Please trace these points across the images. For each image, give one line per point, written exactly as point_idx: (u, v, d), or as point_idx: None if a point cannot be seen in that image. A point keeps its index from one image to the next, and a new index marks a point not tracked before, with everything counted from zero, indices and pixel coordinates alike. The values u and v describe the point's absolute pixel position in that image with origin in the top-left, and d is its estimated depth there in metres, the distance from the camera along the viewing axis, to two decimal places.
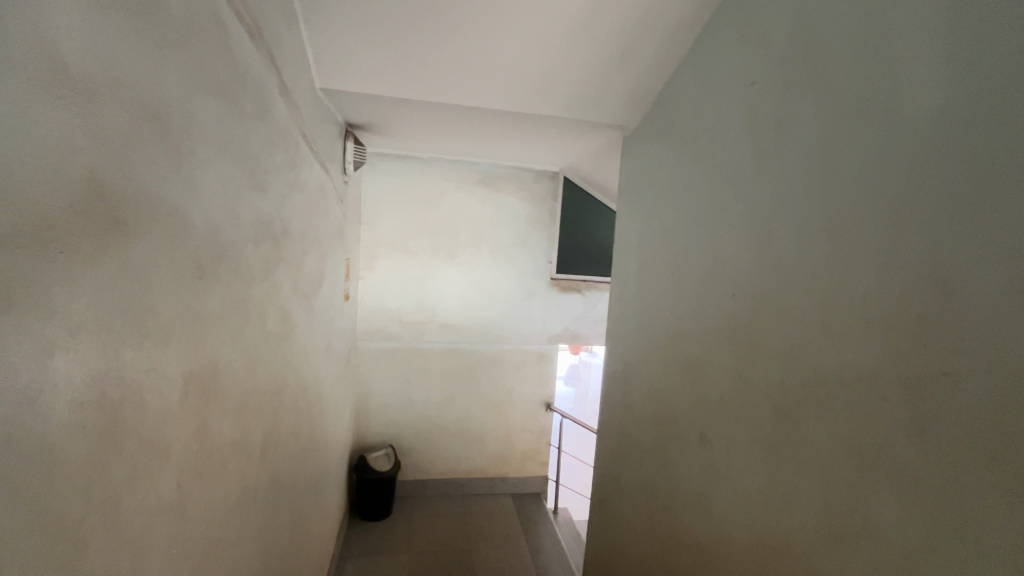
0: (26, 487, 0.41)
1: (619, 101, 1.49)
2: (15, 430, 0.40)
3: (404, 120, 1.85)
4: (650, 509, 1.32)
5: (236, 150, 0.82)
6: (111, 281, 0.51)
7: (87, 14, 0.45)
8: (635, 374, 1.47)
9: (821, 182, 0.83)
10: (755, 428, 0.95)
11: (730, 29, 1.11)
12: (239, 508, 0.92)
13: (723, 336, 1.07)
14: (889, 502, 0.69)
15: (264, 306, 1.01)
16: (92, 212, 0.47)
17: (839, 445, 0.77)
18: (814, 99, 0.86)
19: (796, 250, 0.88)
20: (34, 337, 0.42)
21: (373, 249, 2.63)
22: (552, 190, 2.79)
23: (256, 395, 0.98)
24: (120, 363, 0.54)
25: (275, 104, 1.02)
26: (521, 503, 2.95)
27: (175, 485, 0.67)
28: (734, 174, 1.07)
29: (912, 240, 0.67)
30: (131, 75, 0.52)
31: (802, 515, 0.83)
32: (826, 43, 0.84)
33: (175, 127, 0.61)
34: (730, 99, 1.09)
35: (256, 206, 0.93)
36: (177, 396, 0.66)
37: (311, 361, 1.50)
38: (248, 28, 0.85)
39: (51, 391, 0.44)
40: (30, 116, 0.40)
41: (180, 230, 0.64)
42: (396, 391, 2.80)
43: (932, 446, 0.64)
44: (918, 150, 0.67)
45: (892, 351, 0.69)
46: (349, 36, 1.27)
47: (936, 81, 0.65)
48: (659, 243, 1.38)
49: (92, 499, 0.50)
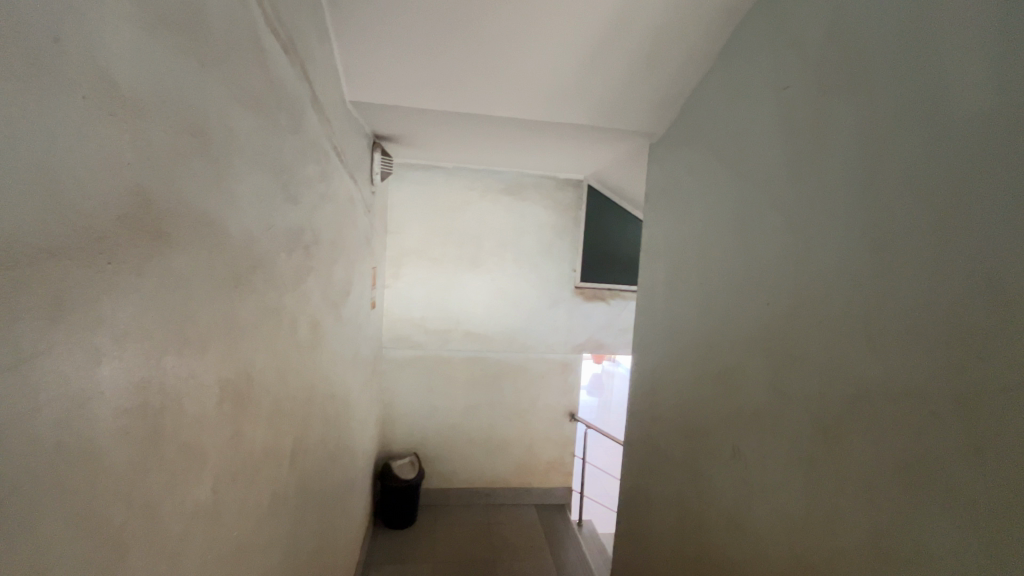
0: (71, 492, 0.42)
1: (646, 108, 1.48)
2: (62, 436, 0.41)
3: (430, 130, 1.87)
4: (680, 525, 1.29)
5: (271, 161, 0.83)
6: (154, 291, 0.52)
7: (135, 34, 0.47)
8: (663, 384, 1.44)
9: (863, 189, 0.80)
10: (793, 443, 0.92)
11: (762, 33, 1.09)
12: (270, 514, 0.93)
13: (758, 346, 1.04)
14: (940, 524, 0.65)
15: (296, 314, 1.03)
16: (137, 223, 0.49)
17: (886, 463, 0.73)
18: (853, 103, 0.83)
19: (836, 259, 0.85)
20: (84, 345, 0.43)
21: (399, 258, 2.67)
22: (576, 199, 2.78)
23: (287, 402, 1.00)
24: (160, 370, 0.55)
25: (307, 117, 1.04)
26: (545, 515, 2.91)
27: (210, 491, 0.68)
28: (768, 180, 1.04)
29: (964, 248, 0.64)
30: (175, 92, 0.54)
31: (845, 536, 0.80)
32: (866, 45, 0.81)
33: (215, 140, 0.63)
34: (763, 103, 1.07)
35: (289, 217, 0.95)
36: (213, 402, 0.68)
37: (339, 368, 1.52)
38: (284, 44, 0.87)
39: (97, 398, 0.45)
40: (84, 132, 0.41)
41: (218, 241, 0.66)
42: (420, 399, 2.81)
43: (990, 467, 0.60)
44: (969, 155, 0.64)
45: (943, 365, 0.66)
46: (378, 50, 1.30)
47: (988, 82, 0.62)
48: (689, 251, 1.35)
49: (134, 504, 0.51)
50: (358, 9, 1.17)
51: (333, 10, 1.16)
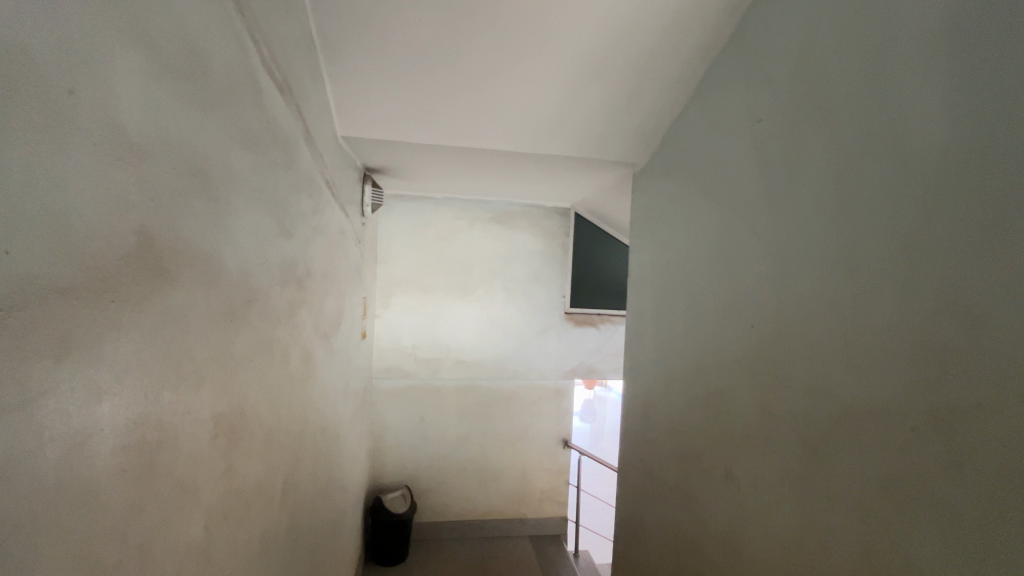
0: (70, 530, 0.42)
1: (628, 140, 1.54)
2: (64, 474, 0.42)
3: (419, 163, 1.92)
4: (676, 552, 1.27)
5: (266, 197, 0.85)
6: (153, 327, 0.53)
7: (143, 84, 0.49)
8: (654, 408, 1.45)
9: (836, 215, 0.84)
10: (783, 463, 0.93)
11: (735, 69, 1.15)
12: (261, 552, 0.90)
13: (745, 367, 1.06)
14: (928, 538, 0.67)
15: (288, 346, 1.03)
16: (140, 262, 0.50)
17: (872, 480, 0.75)
18: (822, 136, 0.89)
19: (815, 282, 0.88)
20: (86, 382, 0.44)
21: (389, 288, 2.68)
22: (563, 227, 2.84)
23: (278, 436, 0.99)
24: (158, 407, 0.55)
25: (301, 154, 1.08)
26: (541, 547, 2.84)
27: (202, 528, 0.67)
28: (746, 206, 1.09)
29: (932, 271, 0.68)
30: (179, 134, 0.56)
31: (839, 555, 0.80)
32: (830, 84, 0.88)
33: (214, 178, 0.65)
34: (739, 135, 1.13)
35: (283, 250, 0.97)
36: (208, 437, 0.68)
37: (331, 400, 1.51)
38: (279, 85, 0.91)
39: (97, 436, 0.46)
40: (93, 175, 0.43)
41: (215, 275, 0.67)
42: (411, 430, 2.77)
43: (970, 479, 0.62)
44: (931, 185, 0.69)
45: (920, 382, 0.69)
46: (370, 88, 1.35)
47: (941, 119, 0.68)
48: (673, 276, 1.39)
49: (129, 543, 0.51)
50: (350, 50, 1.22)
51: (326, 51, 1.21)
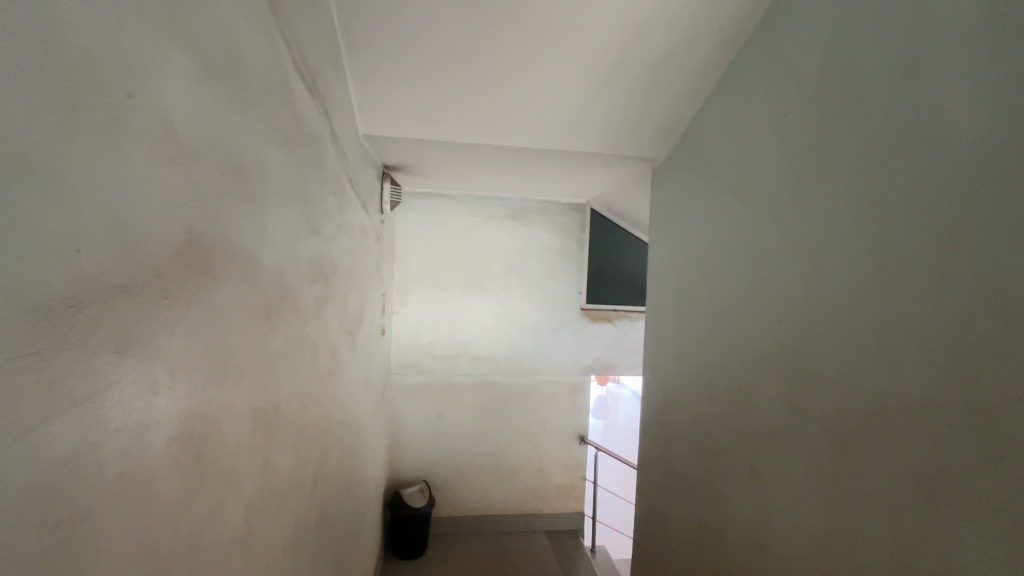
0: (130, 519, 0.44)
1: (648, 135, 1.53)
2: (126, 465, 0.43)
3: (438, 160, 1.93)
4: (700, 549, 1.27)
5: (297, 195, 0.87)
6: (201, 323, 0.55)
7: (189, 85, 0.51)
8: (675, 404, 1.45)
9: (867, 209, 0.83)
10: (811, 459, 0.92)
11: (760, 62, 1.14)
12: (294, 543, 0.92)
13: (771, 363, 1.05)
14: (964, 535, 0.66)
15: (317, 342, 1.05)
16: (189, 260, 0.52)
17: (906, 475, 0.74)
18: (852, 128, 0.88)
19: (845, 276, 0.87)
20: (144, 375, 0.45)
21: (406, 285, 2.70)
22: (579, 223, 2.84)
23: (309, 430, 1.01)
24: (205, 400, 0.57)
25: (327, 152, 1.09)
26: (557, 542, 2.85)
27: (243, 520, 0.69)
28: (772, 200, 1.08)
29: (970, 265, 0.67)
30: (221, 134, 0.58)
31: (871, 551, 0.79)
32: (861, 75, 0.86)
33: (252, 178, 0.67)
34: (764, 128, 1.12)
35: (312, 247, 0.99)
36: (247, 431, 0.69)
37: (354, 395, 1.53)
38: (308, 85, 0.92)
39: (154, 428, 0.47)
40: (147, 175, 0.44)
41: (253, 272, 0.69)
42: (429, 425, 2.79)
43: (1008, 474, 0.61)
44: (968, 177, 0.67)
45: (956, 378, 0.68)
46: (392, 86, 1.36)
47: (979, 108, 0.66)
48: (696, 271, 1.38)
49: (181, 532, 0.53)
50: (373, 49, 1.23)
51: (350, 50, 1.22)
